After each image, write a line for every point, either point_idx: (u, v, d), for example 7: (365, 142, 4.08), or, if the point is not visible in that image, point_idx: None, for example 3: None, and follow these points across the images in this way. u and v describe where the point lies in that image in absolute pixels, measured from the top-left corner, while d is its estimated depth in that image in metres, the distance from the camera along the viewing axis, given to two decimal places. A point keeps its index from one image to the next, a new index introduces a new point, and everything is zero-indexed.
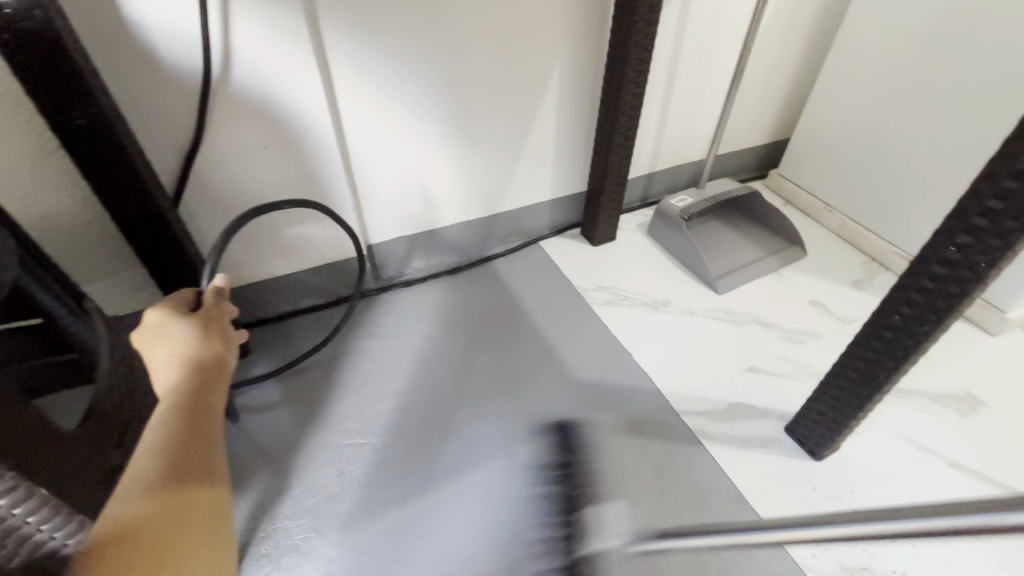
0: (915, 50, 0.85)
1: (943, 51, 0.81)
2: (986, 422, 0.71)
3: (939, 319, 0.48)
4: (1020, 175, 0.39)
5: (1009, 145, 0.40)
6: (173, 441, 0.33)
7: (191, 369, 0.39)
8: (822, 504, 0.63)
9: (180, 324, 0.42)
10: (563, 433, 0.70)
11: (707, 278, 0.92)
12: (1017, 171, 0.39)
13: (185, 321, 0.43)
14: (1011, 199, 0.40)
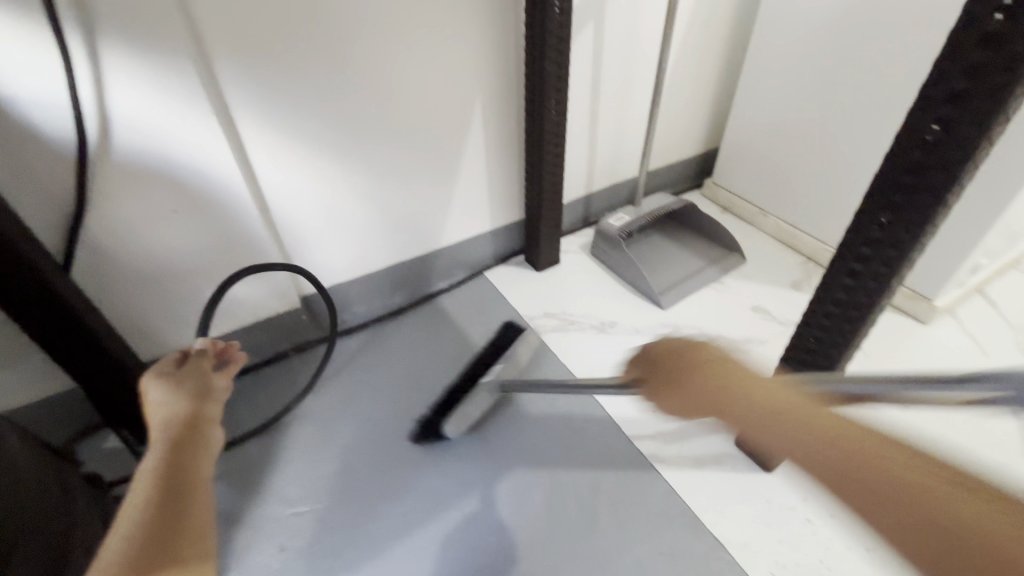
0: (817, 59, 0.89)
1: (841, 60, 0.85)
2: (926, 412, 0.73)
3: (855, 329, 0.48)
4: (903, 187, 0.40)
5: (901, 139, 0.39)
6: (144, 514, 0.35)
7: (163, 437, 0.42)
8: (776, 516, 0.62)
9: (161, 388, 0.45)
10: (516, 474, 0.68)
11: (651, 294, 0.92)
12: (901, 184, 0.40)
13: (163, 385, 0.45)
14: (899, 210, 0.41)
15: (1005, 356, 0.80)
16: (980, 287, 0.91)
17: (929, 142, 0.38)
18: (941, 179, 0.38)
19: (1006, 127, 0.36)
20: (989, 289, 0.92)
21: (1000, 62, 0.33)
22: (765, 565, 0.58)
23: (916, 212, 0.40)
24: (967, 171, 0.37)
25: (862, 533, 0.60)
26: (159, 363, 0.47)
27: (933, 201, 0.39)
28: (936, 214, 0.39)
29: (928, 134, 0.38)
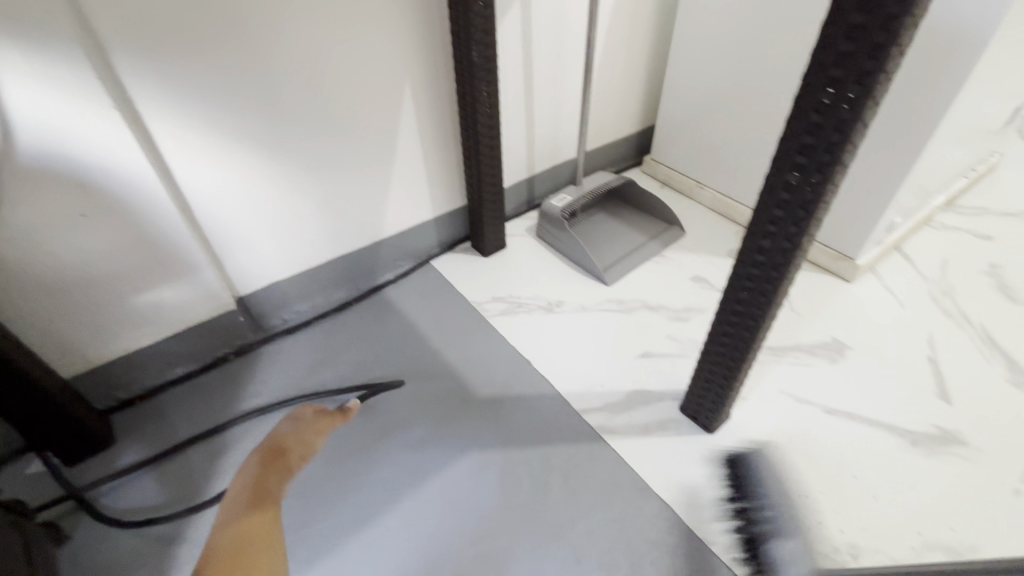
0: (739, 32, 0.91)
1: (761, 32, 0.88)
2: (852, 363, 0.77)
3: (775, 288, 0.51)
4: (806, 150, 0.42)
5: (800, 102, 0.41)
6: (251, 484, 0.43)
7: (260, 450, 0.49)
8: (720, 475, 0.65)
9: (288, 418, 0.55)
10: (470, 457, 0.68)
11: (596, 271, 0.94)
12: (803, 147, 0.42)
13: (282, 424, 0.53)
14: (804, 171, 0.43)
15: (922, 307, 0.86)
16: (897, 244, 0.98)
17: (826, 104, 0.39)
18: (837, 139, 0.40)
19: (888, 86, 0.38)
20: (905, 246, 0.98)
21: (880, 23, 0.35)
22: (711, 521, 0.61)
23: (818, 172, 0.42)
24: (857, 131, 0.39)
25: (798, 481, 0.64)
26: (290, 416, 0.56)
27: (832, 160, 0.41)
28: (835, 172, 0.42)
29: (824, 96, 0.39)
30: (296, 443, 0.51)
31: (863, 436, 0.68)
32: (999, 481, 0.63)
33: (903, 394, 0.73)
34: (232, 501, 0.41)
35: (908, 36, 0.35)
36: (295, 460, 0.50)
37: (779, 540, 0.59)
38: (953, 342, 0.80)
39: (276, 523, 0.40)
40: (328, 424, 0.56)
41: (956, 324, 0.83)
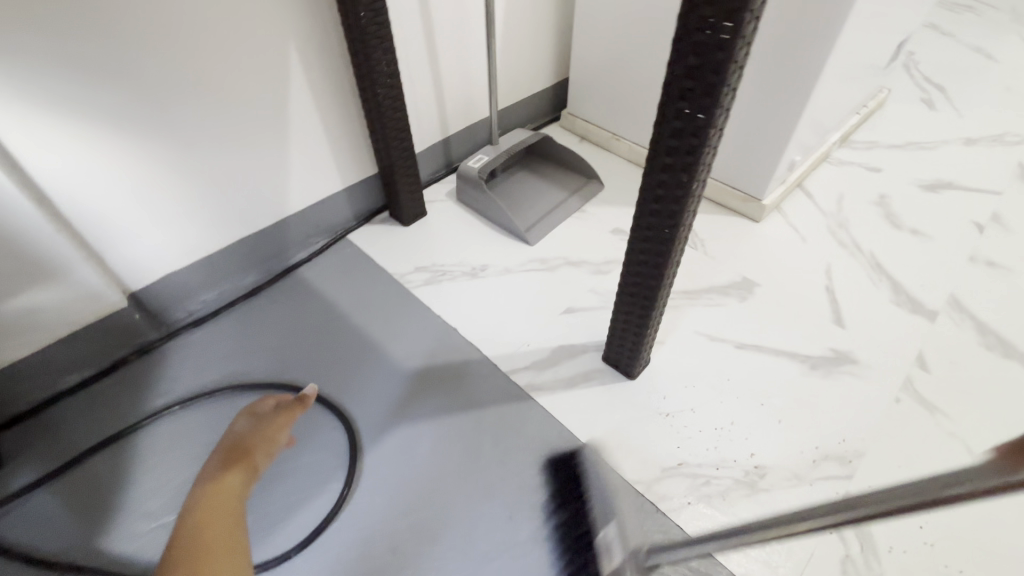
0: None
1: None
2: (759, 299, 0.82)
3: (673, 235, 0.52)
4: (686, 95, 0.42)
5: (677, 46, 0.40)
6: (207, 498, 0.48)
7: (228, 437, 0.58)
8: (644, 418, 0.68)
9: (245, 419, 0.60)
10: (400, 430, 0.67)
11: (517, 232, 0.93)
12: (684, 92, 0.42)
13: (245, 417, 0.61)
14: (686, 118, 0.43)
15: (821, 240, 0.92)
16: (798, 182, 1.03)
17: (699, 47, 0.39)
18: (715, 82, 0.40)
19: (756, 26, 0.38)
20: (806, 183, 1.04)
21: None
22: (636, 463, 0.64)
23: (699, 117, 0.42)
24: (731, 72, 0.40)
25: (713, 414, 0.68)
26: (252, 410, 0.62)
27: (710, 104, 0.41)
28: (715, 116, 0.42)
29: (697, 39, 0.39)
30: (258, 445, 0.57)
31: (770, 366, 0.73)
32: (885, 392, 0.69)
33: (804, 323, 0.78)
34: (191, 516, 0.46)
35: None
36: (258, 460, 0.56)
37: (699, 471, 0.63)
38: (847, 271, 0.86)
39: (234, 535, 0.45)
40: (288, 420, 0.61)
41: (849, 253, 0.89)
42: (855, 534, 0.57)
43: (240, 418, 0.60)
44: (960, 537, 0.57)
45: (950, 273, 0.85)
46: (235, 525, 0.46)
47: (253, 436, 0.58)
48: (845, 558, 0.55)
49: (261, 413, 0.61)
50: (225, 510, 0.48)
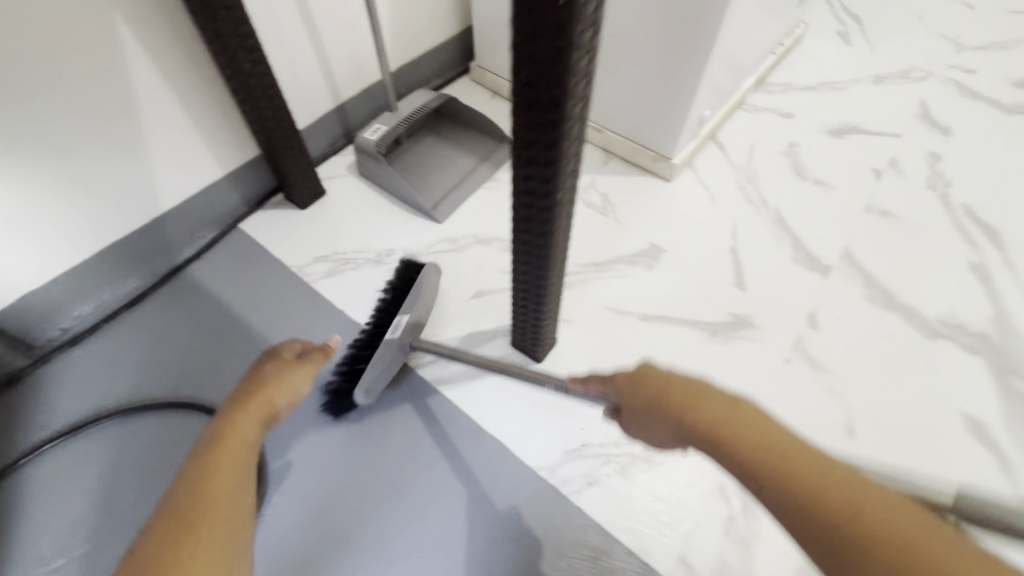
0: None
1: None
2: (665, 266, 0.83)
3: (550, 225, 0.51)
4: (534, 87, 0.39)
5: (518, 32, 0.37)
6: (208, 449, 0.39)
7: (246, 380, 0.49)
8: (551, 402, 0.69)
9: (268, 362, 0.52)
10: (306, 439, 0.66)
11: (424, 209, 0.88)
12: (531, 82, 0.39)
13: (268, 360, 0.52)
14: (539, 109, 0.41)
15: (730, 198, 0.92)
16: (712, 134, 1.01)
17: (539, 35, 0.36)
18: (559, 75, 0.38)
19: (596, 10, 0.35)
20: (719, 133, 1.02)
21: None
22: (541, 449, 0.65)
23: (551, 109, 0.40)
24: (576, 62, 0.37)
25: None
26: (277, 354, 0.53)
27: (560, 96, 0.39)
28: (567, 107, 0.40)
29: (535, 27, 0.36)
30: (280, 391, 0.48)
31: (673, 337, 0.75)
32: (777, 354, 0.73)
33: (708, 288, 0.80)
34: (189, 471, 0.37)
35: None
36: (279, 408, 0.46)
37: (600, 451, 0.65)
38: (751, 229, 0.87)
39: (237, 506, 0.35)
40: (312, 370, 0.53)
41: (755, 210, 0.90)
42: (740, 497, 0.61)
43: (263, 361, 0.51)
44: None
45: (846, 224, 0.88)
46: (239, 491, 0.36)
47: (273, 380, 0.48)
48: (727, 520, 0.60)
49: (284, 360, 0.52)
50: (231, 467, 0.38)
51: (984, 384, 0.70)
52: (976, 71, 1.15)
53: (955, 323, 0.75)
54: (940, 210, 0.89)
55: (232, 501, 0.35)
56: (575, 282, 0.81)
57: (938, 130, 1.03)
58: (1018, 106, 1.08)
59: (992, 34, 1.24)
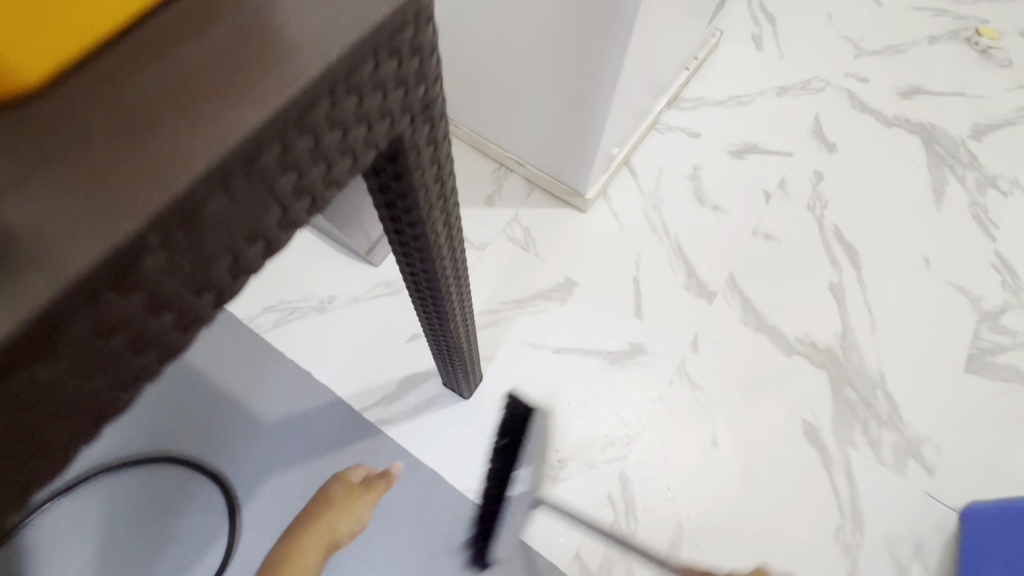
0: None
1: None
2: (576, 299, 0.95)
3: (448, 336, 0.61)
4: (409, 269, 0.48)
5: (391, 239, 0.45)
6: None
7: (316, 500, 0.66)
8: (477, 433, 0.83)
9: (336, 484, 0.67)
10: (272, 480, 0.79)
11: (361, 254, 0.97)
12: (407, 266, 0.48)
13: (337, 483, 0.68)
14: (418, 279, 0.49)
15: (636, 227, 1.03)
16: (625, 160, 1.10)
17: (402, 245, 0.44)
18: (426, 267, 0.46)
19: (448, 229, 0.43)
20: (633, 158, 1.11)
21: (378, 178, 0.36)
22: (470, 474, 0.81)
23: (426, 281, 0.49)
24: (437, 261, 0.45)
25: (531, 420, 0.85)
26: (347, 477, 0.69)
27: (429, 277, 0.48)
28: (438, 283, 0.49)
29: (397, 239, 0.44)
30: (338, 521, 0.64)
31: (579, 367, 0.89)
32: (663, 378, 0.88)
33: (611, 318, 0.94)
34: None
35: (439, 204, 0.39)
36: (335, 536, 0.63)
37: (517, 472, 0.81)
38: (653, 258, 1.00)
39: None
40: (371, 498, 0.67)
41: (657, 239, 1.02)
42: (622, 505, 0.79)
43: (335, 484, 0.67)
44: (693, 492, 0.80)
45: (734, 249, 1.01)
46: None
47: (334, 508, 0.65)
48: (612, 521, 0.78)
49: (349, 486, 0.67)
50: None
51: (822, 394, 0.87)
52: (868, 80, 1.25)
53: (809, 341, 0.92)
54: (814, 232, 1.03)
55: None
56: (498, 320, 0.93)
57: (825, 147, 1.14)
58: (898, 118, 1.19)
59: (890, 36, 1.33)
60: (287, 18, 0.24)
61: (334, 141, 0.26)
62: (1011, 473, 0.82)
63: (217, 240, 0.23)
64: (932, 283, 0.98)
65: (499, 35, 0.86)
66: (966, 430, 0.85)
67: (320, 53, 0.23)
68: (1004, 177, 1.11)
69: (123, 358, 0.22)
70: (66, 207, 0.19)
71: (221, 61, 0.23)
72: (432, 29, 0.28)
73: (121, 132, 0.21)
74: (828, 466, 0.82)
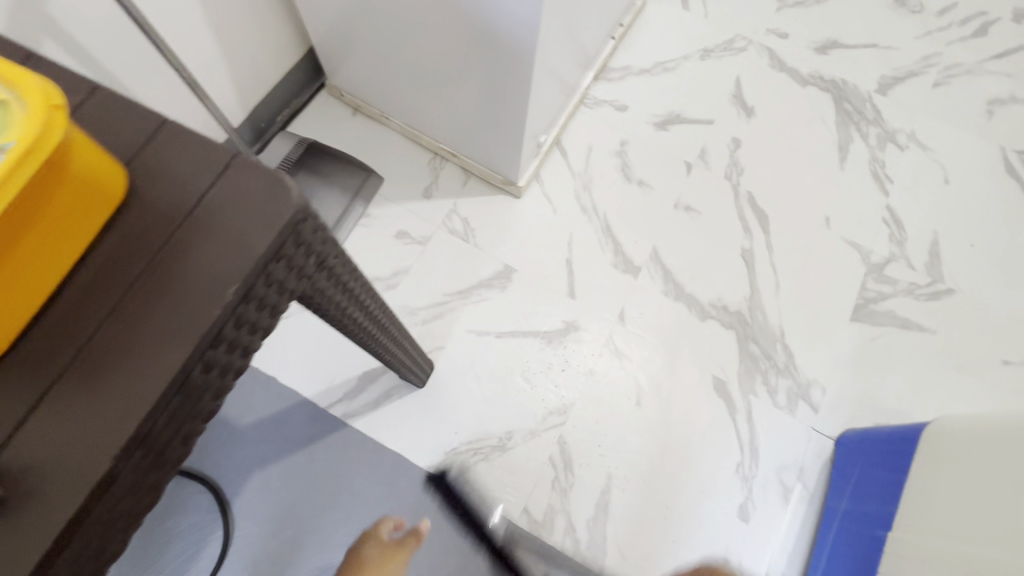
0: None
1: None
2: (515, 285, 1.04)
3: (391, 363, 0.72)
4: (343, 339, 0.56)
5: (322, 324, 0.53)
6: None
7: (361, 548, 0.79)
8: (433, 417, 0.95)
9: (370, 544, 0.79)
10: (256, 476, 0.90)
11: None
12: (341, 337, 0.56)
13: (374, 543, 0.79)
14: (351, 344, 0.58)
15: (568, 209, 1.10)
16: (555, 141, 1.15)
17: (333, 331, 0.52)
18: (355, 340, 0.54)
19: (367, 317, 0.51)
20: (563, 138, 1.16)
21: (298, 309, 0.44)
22: (430, 452, 0.93)
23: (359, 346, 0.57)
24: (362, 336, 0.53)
25: (480, 400, 0.96)
26: (377, 535, 0.80)
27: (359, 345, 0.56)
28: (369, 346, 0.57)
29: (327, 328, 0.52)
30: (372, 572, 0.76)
31: (521, 348, 1.00)
32: (594, 350, 1.00)
33: (548, 300, 1.03)
34: None
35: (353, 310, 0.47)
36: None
37: (471, 447, 0.93)
38: (584, 239, 1.08)
39: None
40: (404, 557, 0.77)
41: (588, 220, 1.09)
42: (562, 465, 0.93)
43: (367, 542, 0.79)
44: (623, 447, 0.95)
45: (658, 223, 1.10)
46: None
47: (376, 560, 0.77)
48: (555, 478, 0.92)
49: (379, 544, 0.79)
50: None
51: (731, 352, 1.01)
52: (788, 36, 1.28)
53: (721, 305, 1.04)
54: (730, 201, 1.12)
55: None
56: (445, 312, 1.02)
57: (743, 112, 1.20)
58: (813, 75, 1.25)
59: None
60: (194, 260, 0.32)
61: (245, 333, 0.35)
62: (882, 403, 0.99)
63: (169, 436, 0.32)
64: (830, 242, 1.10)
65: (413, 43, 0.88)
66: (848, 371, 1.01)
67: (217, 296, 0.31)
68: (902, 131, 1.20)
69: (126, 520, 0.32)
70: (65, 443, 0.29)
71: (144, 305, 0.31)
72: (309, 228, 0.35)
73: (81, 387, 0.30)
74: (733, 414, 0.97)
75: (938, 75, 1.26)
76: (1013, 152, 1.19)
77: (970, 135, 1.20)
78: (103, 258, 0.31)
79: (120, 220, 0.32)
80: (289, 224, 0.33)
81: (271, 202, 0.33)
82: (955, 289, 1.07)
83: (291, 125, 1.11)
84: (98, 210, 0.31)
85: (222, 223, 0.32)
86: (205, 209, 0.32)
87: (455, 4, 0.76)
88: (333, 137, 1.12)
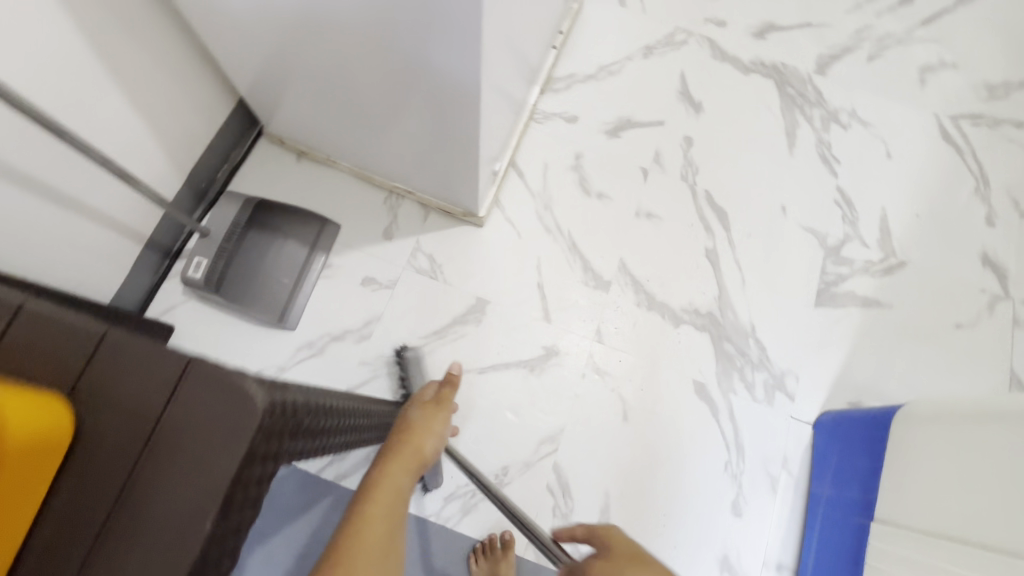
0: (280, 53, 0.79)
1: (303, 58, 0.79)
2: (490, 317, 1.04)
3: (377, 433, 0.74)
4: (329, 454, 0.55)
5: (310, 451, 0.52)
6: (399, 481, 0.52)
7: (406, 422, 0.64)
8: None
9: (416, 413, 0.67)
10: (258, 553, 0.89)
11: (274, 320, 0.99)
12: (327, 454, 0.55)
13: (421, 411, 0.68)
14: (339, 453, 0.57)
15: (533, 232, 1.09)
16: (510, 162, 1.13)
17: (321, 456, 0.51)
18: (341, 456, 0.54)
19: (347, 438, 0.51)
20: (517, 158, 1.14)
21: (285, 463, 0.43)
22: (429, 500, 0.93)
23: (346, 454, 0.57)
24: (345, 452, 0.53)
25: (472, 440, 0.96)
26: (419, 405, 0.69)
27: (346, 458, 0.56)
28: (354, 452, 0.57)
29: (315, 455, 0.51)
30: (427, 436, 0.61)
31: (504, 381, 1.00)
32: (576, 373, 1.01)
33: (524, 329, 1.03)
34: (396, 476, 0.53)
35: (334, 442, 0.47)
36: (430, 448, 0.61)
37: (469, 487, 0.94)
38: (552, 260, 1.08)
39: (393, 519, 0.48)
40: (447, 415, 0.68)
41: (553, 240, 1.09)
42: (560, 491, 0.95)
43: (410, 411, 0.67)
44: (617, 464, 0.97)
45: (623, 235, 1.10)
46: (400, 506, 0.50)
47: (423, 424, 0.63)
48: (555, 505, 0.94)
49: (423, 411, 0.67)
50: (391, 495, 0.50)
51: (707, 354, 1.04)
52: (726, 23, 1.28)
53: (692, 309, 1.06)
54: (689, 202, 1.14)
55: (380, 550, 0.45)
56: (423, 355, 1.01)
57: (691, 109, 1.21)
58: (755, 62, 1.26)
59: None
60: (163, 485, 0.31)
61: (234, 535, 0.33)
62: (851, 383, 1.04)
63: None
64: (788, 230, 1.13)
65: (354, 100, 0.86)
66: (817, 356, 1.05)
67: (198, 520, 0.30)
68: (844, 110, 1.23)
69: None
70: None
71: (116, 557, 0.30)
72: (279, 408, 0.34)
73: None
74: (716, 415, 1.01)
75: (872, 48, 1.28)
76: (947, 118, 1.24)
77: (906, 106, 1.24)
78: (60, 508, 0.32)
79: (93, 432, 0.33)
80: (256, 428, 0.31)
81: (227, 405, 0.31)
82: (907, 262, 1.12)
83: (234, 180, 1.06)
84: (43, 453, 0.31)
85: (186, 435, 0.31)
86: (164, 417, 0.32)
87: (395, 73, 0.74)
88: (280, 188, 1.07)
